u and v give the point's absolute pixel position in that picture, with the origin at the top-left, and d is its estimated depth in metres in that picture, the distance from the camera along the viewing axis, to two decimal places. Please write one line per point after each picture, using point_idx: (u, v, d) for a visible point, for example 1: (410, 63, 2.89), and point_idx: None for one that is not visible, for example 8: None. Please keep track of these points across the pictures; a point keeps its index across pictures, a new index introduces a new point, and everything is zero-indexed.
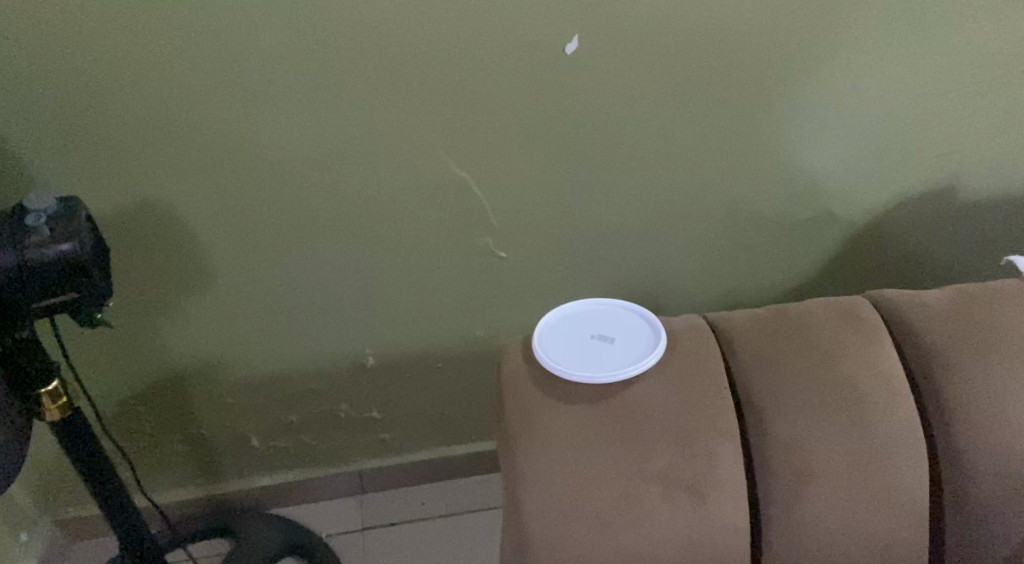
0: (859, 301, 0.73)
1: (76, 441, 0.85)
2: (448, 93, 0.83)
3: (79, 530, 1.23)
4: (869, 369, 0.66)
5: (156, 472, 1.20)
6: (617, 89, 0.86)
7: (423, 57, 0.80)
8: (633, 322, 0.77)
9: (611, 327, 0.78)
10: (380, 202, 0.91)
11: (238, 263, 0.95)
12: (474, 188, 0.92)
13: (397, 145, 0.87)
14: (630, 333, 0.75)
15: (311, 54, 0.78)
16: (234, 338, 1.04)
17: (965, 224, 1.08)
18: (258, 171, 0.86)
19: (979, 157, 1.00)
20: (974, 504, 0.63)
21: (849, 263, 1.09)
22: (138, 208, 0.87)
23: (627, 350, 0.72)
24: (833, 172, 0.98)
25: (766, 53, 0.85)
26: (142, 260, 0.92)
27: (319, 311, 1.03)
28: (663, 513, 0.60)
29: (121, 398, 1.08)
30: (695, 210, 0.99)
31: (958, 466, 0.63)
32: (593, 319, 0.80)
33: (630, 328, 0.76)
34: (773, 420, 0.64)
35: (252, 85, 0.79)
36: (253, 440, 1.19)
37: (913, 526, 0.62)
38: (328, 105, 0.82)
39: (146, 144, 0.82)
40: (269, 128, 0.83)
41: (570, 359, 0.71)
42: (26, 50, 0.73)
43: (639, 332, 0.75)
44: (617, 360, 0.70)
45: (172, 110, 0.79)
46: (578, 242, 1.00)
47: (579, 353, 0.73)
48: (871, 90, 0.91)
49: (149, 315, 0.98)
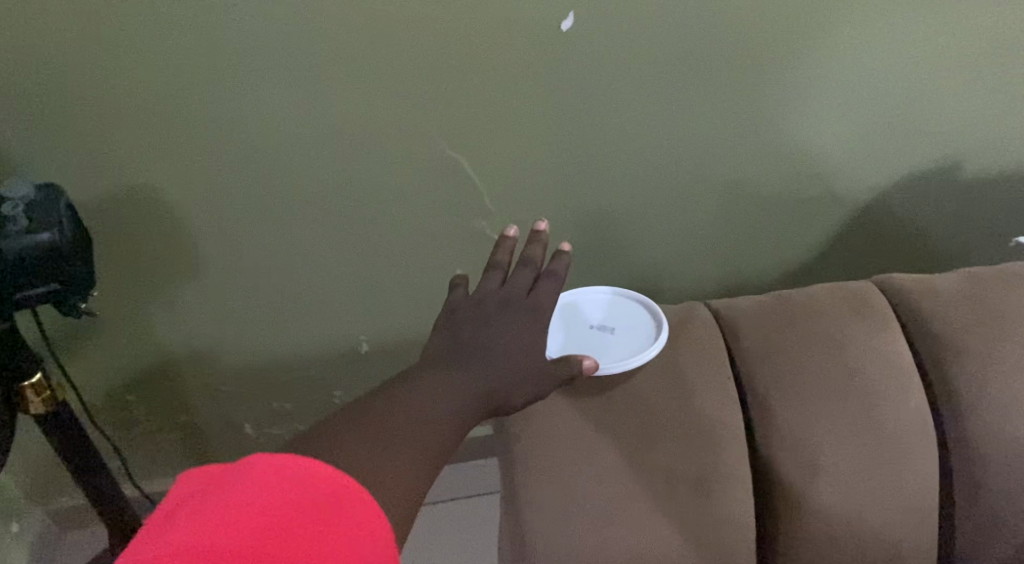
0: (865, 285, 0.71)
1: (63, 435, 0.84)
2: (441, 75, 0.80)
3: (70, 521, 1.22)
4: (878, 358, 0.65)
5: (148, 461, 1.19)
6: (613, 68, 0.83)
7: (412, 36, 0.77)
8: (640, 316, 0.74)
9: (619, 317, 0.75)
10: (373, 187, 0.89)
11: (227, 250, 0.92)
12: (469, 172, 0.90)
13: (389, 131, 0.84)
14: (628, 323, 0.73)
15: (298, 34, 0.75)
16: (225, 325, 1.01)
17: (971, 205, 1.05)
18: (244, 156, 0.83)
19: (986, 137, 0.97)
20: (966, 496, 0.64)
21: (850, 246, 1.07)
22: (124, 195, 0.84)
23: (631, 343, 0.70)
24: (833, 152, 0.96)
25: (767, 29, 0.82)
26: (129, 248, 0.90)
27: (312, 298, 1.01)
28: (668, 508, 0.61)
29: (109, 390, 1.06)
30: (694, 192, 0.97)
31: (959, 459, 0.63)
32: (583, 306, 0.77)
33: (636, 322, 0.73)
34: (782, 413, 0.63)
35: (238, 69, 0.76)
36: (246, 428, 1.18)
37: (913, 522, 0.63)
38: (317, 87, 0.79)
39: (128, 131, 0.79)
40: (257, 111, 0.80)
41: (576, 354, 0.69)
42: (0, 33, 0.70)
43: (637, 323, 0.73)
44: (624, 352, 0.69)
45: (157, 94, 0.77)
46: (576, 225, 0.98)
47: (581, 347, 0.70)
48: (874, 68, 0.88)
49: (136, 306, 0.96)
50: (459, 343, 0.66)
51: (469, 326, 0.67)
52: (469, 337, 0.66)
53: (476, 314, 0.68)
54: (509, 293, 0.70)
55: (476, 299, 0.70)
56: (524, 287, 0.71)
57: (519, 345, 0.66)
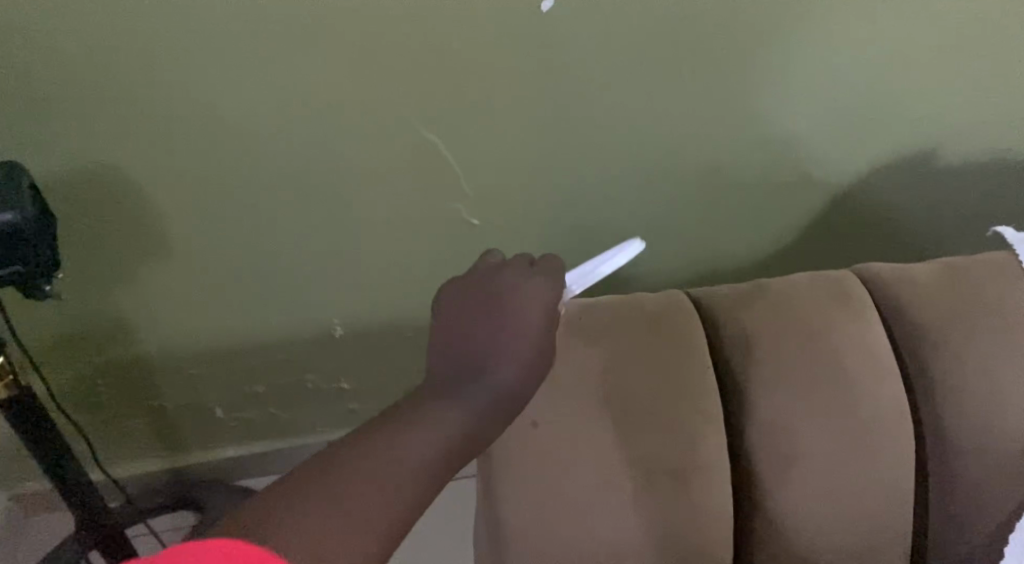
0: (843, 274, 0.72)
1: (29, 422, 0.82)
2: (418, 56, 0.78)
3: (35, 506, 1.19)
4: (855, 347, 0.66)
5: (115, 445, 1.17)
6: (594, 51, 0.81)
7: (388, 15, 0.74)
8: None
9: None
10: (348, 169, 0.87)
11: (197, 232, 0.90)
12: (445, 154, 0.88)
13: (362, 112, 0.82)
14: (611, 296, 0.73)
15: (269, 12, 0.72)
16: (196, 309, 0.99)
17: (943, 193, 1.06)
18: (216, 137, 0.81)
19: (962, 127, 0.97)
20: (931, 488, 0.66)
21: (823, 231, 1.09)
22: (88, 175, 0.82)
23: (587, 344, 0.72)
24: (811, 138, 0.95)
25: (750, 15, 0.81)
26: (95, 230, 0.87)
27: (285, 281, 0.99)
28: (645, 497, 0.62)
29: (74, 373, 1.04)
30: (672, 176, 0.97)
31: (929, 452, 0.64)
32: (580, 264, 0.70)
33: None
34: (759, 402, 0.64)
35: (208, 48, 0.73)
36: (217, 412, 1.17)
37: (885, 514, 0.64)
38: (289, 66, 0.77)
39: (91, 109, 0.76)
40: (227, 90, 0.77)
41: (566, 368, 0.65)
42: None
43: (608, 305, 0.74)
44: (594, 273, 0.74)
45: (121, 72, 0.74)
46: (553, 209, 0.98)
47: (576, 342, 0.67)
48: (856, 56, 0.87)
49: (102, 289, 0.94)
50: (464, 362, 0.59)
51: (466, 333, 0.61)
52: (469, 341, 0.60)
53: (473, 311, 0.62)
54: (502, 282, 0.63)
55: (471, 295, 0.63)
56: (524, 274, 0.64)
57: (530, 324, 0.61)
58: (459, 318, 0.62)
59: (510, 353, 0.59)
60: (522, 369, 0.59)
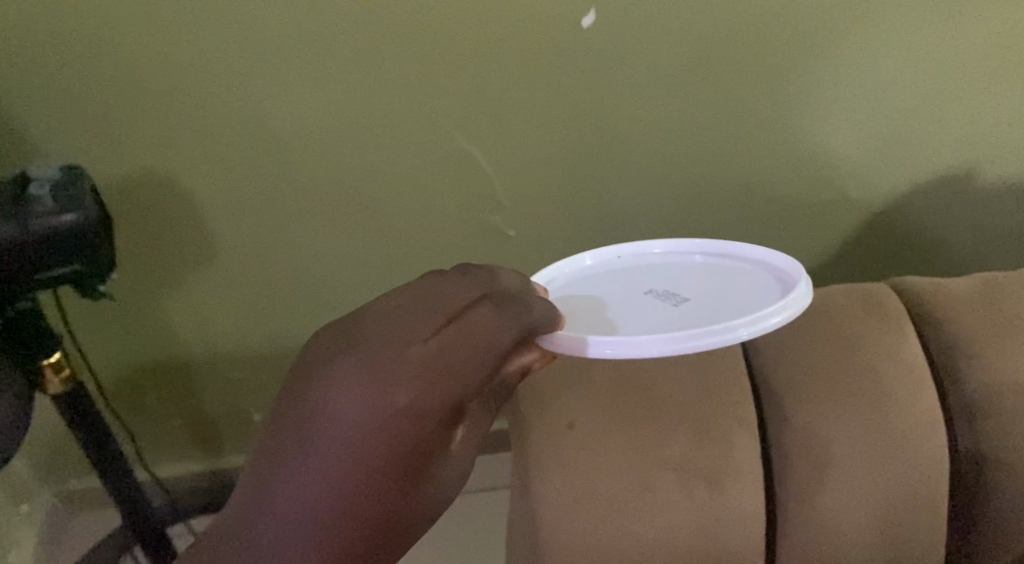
0: (881, 289, 0.73)
1: (78, 414, 0.85)
2: (461, 69, 0.81)
3: (81, 503, 1.23)
4: (891, 359, 0.66)
5: (158, 444, 1.20)
6: (632, 65, 0.84)
7: (434, 28, 0.78)
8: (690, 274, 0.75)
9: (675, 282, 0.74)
10: (392, 180, 0.90)
11: (245, 239, 0.93)
12: (486, 167, 0.91)
13: (407, 123, 0.85)
14: (703, 271, 0.75)
15: (322, 24, 0.76)
16: (241, 313, 1.03)
17: (987, 213, 1.05)
18: (267, 145, 0.85)
19: (1003, 147, 0.97)
20: (968, 500, 0.66)
21: (863, 252, 1.08)
22: (146, 180, 0.86)
23: (617, 273, 0.76)
24: (849, 156, 0.96)
25: (784, 32, 0.83)
26: (150, 233, 0.91)
27: (327, 288, 1.01)
28: (679, 501, 0.62)
29: (122, 372, 1.07)
30: (710, 193, 0.98)
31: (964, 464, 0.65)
32: (800, 286, 0.66)
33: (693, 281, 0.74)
34: (794, 411, 0.65)
35: (263, 59, 0.78)
36: (255, 416, 1.18)
37: (921, 524, 0.64)
38: (340, 78, 0.80)
39: (154, 116, 0.81)
40: (280, 100, 0.81)
41: (599, 322, 0.69)
42: (39, 19, 0.73)
43: (684, 264, 0.76)
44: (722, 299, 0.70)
45: (182, 80, 0.79)
46: (590, 223, 0.99)
47: (626, 311, 0.70)
48: (891, 74, 0.88)
49: (154, 290, 0.98)
50: (283, 449, 0.47)
51: (296, 407, 0.47)
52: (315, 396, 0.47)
53: (343, 352, 0.48)
54: (406, 324, 0.50)
55: (382, 307, 0.51)
56: (464, 304, 0.52)
57: (373, 441, 0.46)
58: (319, 364, 0.48)
59: (330, 472, 0.46)
60: (348, 495, 0.46)
